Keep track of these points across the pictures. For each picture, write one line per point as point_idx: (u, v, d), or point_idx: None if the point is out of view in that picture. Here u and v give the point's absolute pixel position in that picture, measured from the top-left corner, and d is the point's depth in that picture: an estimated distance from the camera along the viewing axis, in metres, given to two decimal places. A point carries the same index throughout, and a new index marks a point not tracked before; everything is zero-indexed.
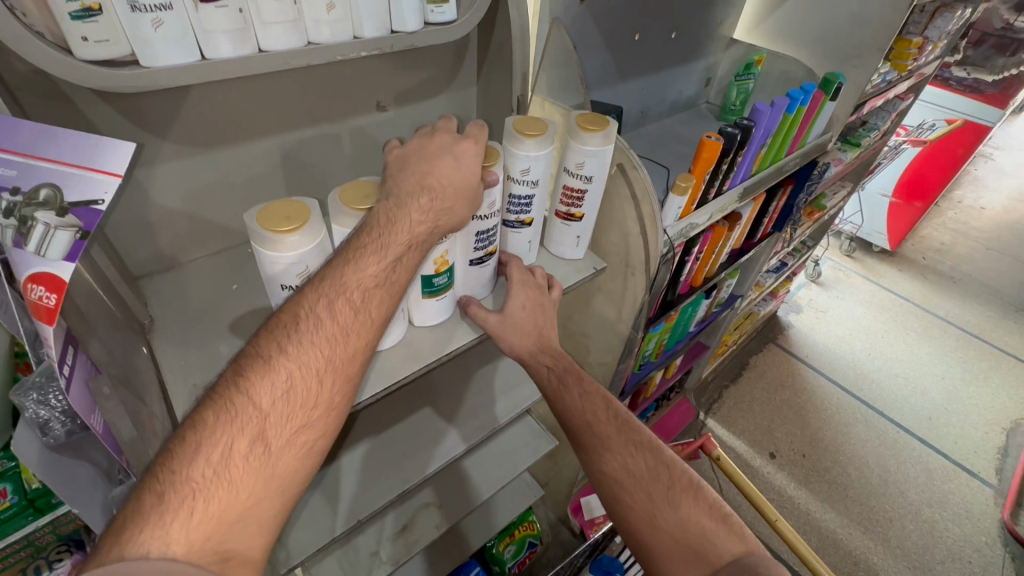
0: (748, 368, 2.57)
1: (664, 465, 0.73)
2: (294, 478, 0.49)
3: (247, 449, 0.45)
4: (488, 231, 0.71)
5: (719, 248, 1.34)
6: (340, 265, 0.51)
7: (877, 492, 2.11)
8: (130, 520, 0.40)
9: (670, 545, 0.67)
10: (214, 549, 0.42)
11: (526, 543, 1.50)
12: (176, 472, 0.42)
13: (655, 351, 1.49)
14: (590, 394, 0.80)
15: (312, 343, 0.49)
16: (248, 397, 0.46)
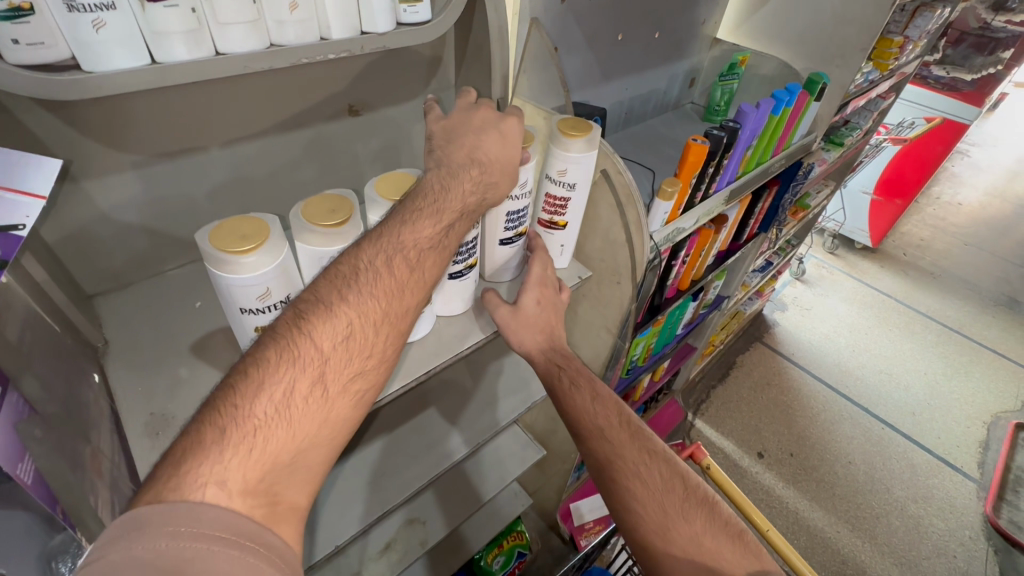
0: (735, 367, 2.57)
1: (678, 476, 0.71)
2: (343, 428, 0.48)
3: (307, 391, 0.45)
4: (468, 242, 0.67)
5: (705, 250, 1.33)
6: (394, 225, 0.53)
7: (864, 490, 2.12)
8: (190, 452, 0.39)
9: (685, 560, 0.65)
10: (266, 491, 0.41)
11: (514, 553, 1.47)
12: (239, 407, 0.41)
13: (643, 356, 1.47)
14: (601, 398, 0.77)
15: (373, 293, 0.49)
16: (310, 339, 0.45)
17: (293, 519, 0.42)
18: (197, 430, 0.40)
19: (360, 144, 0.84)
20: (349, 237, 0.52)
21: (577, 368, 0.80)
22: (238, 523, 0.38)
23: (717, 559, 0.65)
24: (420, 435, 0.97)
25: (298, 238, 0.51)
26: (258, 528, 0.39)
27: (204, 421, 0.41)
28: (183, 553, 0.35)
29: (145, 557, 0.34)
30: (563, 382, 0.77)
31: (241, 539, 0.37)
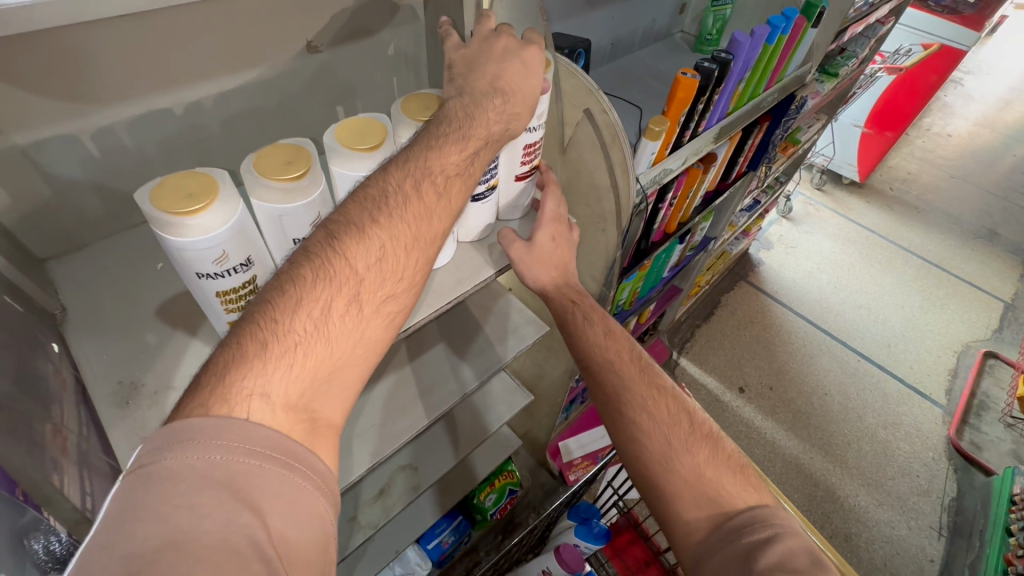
0: (720, 307, 2.60)
1: (685, 413, 0.73)
2: (376, 347, 0.47)
3: (343, 311, 0.44)
4: None
5: (693, 191, 1.29)
6: (422, 150, 0.51)
7: (839, 418, 2.23)
8: (231, 366, 0.39)
9: (682, 494, 0.66)
10: (304, 406, 0.42)
11: (506, 490, 1.54)
12: (278, 322, 0.41)
13: (628, 300, 1.47)
14: (613, 334, 0.80)
15: (405, 217, 0.48)
16: (345, 259, 0.44)
17: (330, 436, 0.44)
18: (237, 344, 0.40)
19: (323, 85, 0.77)
20: (307, 195, 0.48)
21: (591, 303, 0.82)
22: (286, 443, 0.39)
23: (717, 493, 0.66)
24: None
25: (253, 195, 0.47)
26: (302, 448, 0.40)
27: (245, 333, 0.40)
28: (236, 466, 0.36)
29: (200, 466, 0.35)
30: (581, 316, 0.80)
31: (289, 457, 0.39)
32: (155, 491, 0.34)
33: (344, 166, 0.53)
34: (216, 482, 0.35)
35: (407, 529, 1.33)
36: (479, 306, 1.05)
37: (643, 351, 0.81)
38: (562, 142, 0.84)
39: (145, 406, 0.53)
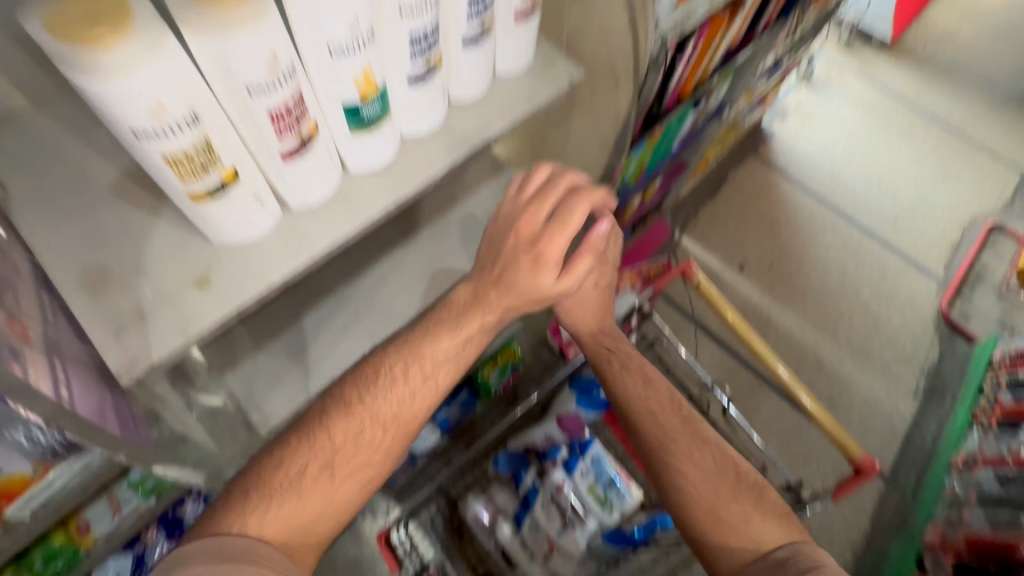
0: (728, 183, 2.49)
1: (733, 467, 0.88)
2: (343, 507, 0.77)
3: (315, 472, 0.75)
4: (422, 36, 0.61)
5: (715, 45, 1.14)
6: (414, 345, 0.83)
7: (834, 293, 2.26)
8: (241, 498, 0.72)
9: (703, 504, 0.85)
10: (285, 542, 0.71)
11: (509, 367, 1.60)
12: (266, 478, 0.74)
13: (635, 175, 1.38)
14: (653, 383, 1.00)
15: (392, 385, 0.80)
16: (326, 436, 0.77)
17: (308, 552, 0.74)
18: (251, 478, 0.74)
19: None
20: (238, 27, 0.47)
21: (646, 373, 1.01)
22: (250, 546, 0.67)
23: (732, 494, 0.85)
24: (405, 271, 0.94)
25: (183, 24, 0.47)
26: (264, 550, 0.68)
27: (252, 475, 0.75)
28: (220, 546, 0.66)
29: (210, 549, 0.65)
30: (633, 379, 1.00)
31: (253, 559, 0.66)
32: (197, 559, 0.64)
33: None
34: (218, 556, 0.64)
35: None
36: None
37: (686, 403, 0.98)
38: None
39: None
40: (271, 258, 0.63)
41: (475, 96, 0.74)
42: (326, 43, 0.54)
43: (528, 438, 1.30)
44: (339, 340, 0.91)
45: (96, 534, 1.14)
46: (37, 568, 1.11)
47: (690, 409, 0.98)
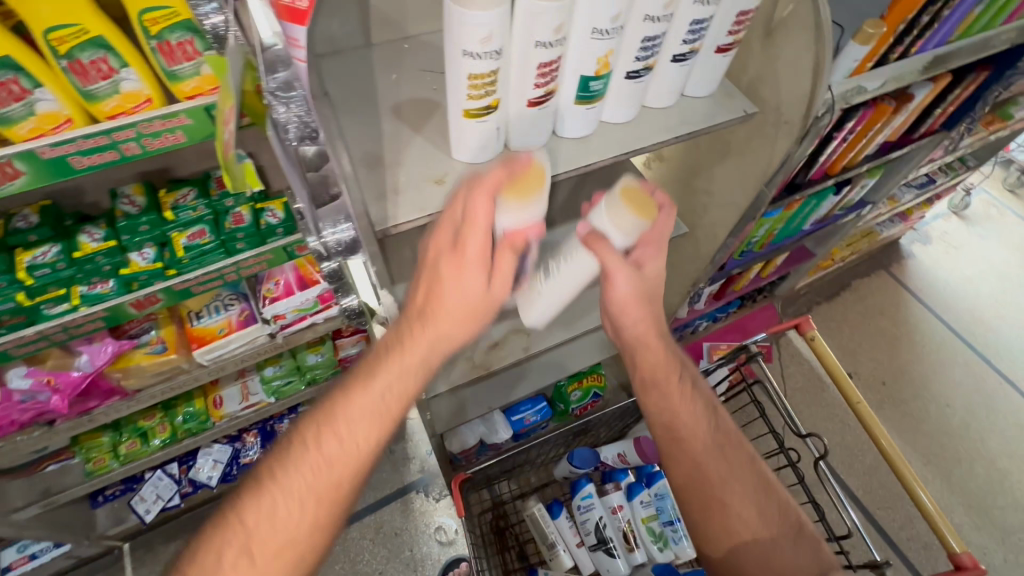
0: (850, 289, 2.39)
1: (780, 506, 0.79)
2: (314, 530, 0.63)
3: (261, 532, 0.61)
4: (702, 23, 0.64)
5: (873, 134, 1.15)
6: (373, 389, 0.65)
7: (954, 432, 2.05)
8: (201, 546, 0.62)
9: (755, 556, 0.75)
10: (273, 554, 0.61)
11: (591, 392, 1.65)
12: (230, 526, 0.62)
13: (762, 240, 1.42)
14: (699, 423, 0.83)
15: (338, 445, 0.64)
16: (239, 519, 0.62)
17: (288, 559, 0.62)
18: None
19: None
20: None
21: (677, 379, 0.85)
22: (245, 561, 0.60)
23: (781, 541, 0.76)
24: (547, 249, 1.00)
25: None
26: (241, 542, 0.61)
27: (203, 546, 0.61)
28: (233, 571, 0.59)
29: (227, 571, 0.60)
30: (663, 377, 0.84)
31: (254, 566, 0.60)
32: (207, 544, 0.61)
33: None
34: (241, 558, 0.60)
35: (500, 393, 1.50)
36: None
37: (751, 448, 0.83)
38: (769, 23, 0.77)
39: (384, 171, 0.64)
40: None
41: (702, 94, 0.77)
42: (642, 13, 0.59)
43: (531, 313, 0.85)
44: None
45: (225, 412, 1.36)
46: (176, 423, 1.32)
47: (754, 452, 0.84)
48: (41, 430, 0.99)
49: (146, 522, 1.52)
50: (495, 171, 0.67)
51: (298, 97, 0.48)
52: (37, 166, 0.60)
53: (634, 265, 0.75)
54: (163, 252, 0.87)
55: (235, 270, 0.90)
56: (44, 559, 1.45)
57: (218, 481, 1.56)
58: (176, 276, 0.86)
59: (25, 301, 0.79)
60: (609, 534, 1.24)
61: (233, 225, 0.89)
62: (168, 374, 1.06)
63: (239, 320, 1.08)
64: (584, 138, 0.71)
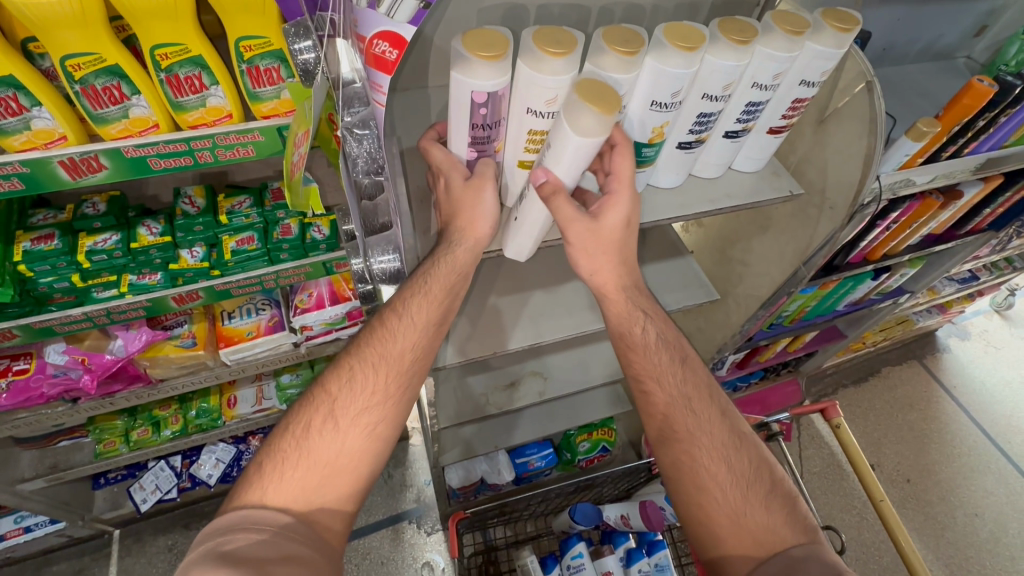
0: (878, 376, 2.31)
1: (765, 464, 0.70)
2: (389, 414, 0.65)
3: (336, 411, 0.63)
4: (758, 105, 0.66)
5: (918, 225, 1.13)
6: (420, 274, 0.65)
7: (980, 546, 1.92)
8: (281, 429, 0.64)
9: (724, 515, 0.66)
10: (352, 427, 0.63)
11: (600, 445, 1.62)
12: (309, 404, 0.64)
13: (792, 316, 1.39)
14: (669, 373, 0.74)
15: (404, 324, 0.66)
16: (324, 394, 0.65)
17: (362, 432, 0.63)
18: (275, 448, 0.61)
19: None
20: (636, 70, 0.56)
21: (643, 331, 0.73)
22: (317, 434, 0.62)
23: (754, 500, 0.66)
24: (577, 298, 1.02)
25: (590, 59, 0.55)
26: (315, 421, 0.62)
27: (293, 421, 0.63)
28: (311, 447, 0.61)
29: (307, 445, 0.61)
30: (626, 328, 0.73)
31: (333, 438, 0.62)
32: (288, 425, 0.63)
33: (716, 54, 0.58)
34: (319, 439, 0.62)
35: (507, 433, 1.49)
36: (664, 254, 1.10)
37: (723, 393, 0.75)
38: (824, 110, 0.79)
39: None
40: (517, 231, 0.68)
41: (750, 170, 0.78)
42: (702, 91, 0.61)
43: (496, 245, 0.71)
44: (512, 328, 0.96)
45: (237, 413, 1.38)
46: (189, 416, 1.35)
47: (727, 399, 0.76)
48: (64, 406, 1.02)
49: (141, 511, 1.52)
50: None
51: (374, 137, 0.51)
52: (120, 164, 0.65)
53: (593, 217, 0.63)
54: (211, 253, 0.92)
55: (274, 278, 0.94)
56: (37, 534, 1.45)
57: (216, 480, 1.56)
58: (219, 277, 0.91)
59: (79, 283, 0.84)
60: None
61: (280, 235, 0.92)
62: (193, 368, 1.09)
63: (268, 325, 1.11)
64: None
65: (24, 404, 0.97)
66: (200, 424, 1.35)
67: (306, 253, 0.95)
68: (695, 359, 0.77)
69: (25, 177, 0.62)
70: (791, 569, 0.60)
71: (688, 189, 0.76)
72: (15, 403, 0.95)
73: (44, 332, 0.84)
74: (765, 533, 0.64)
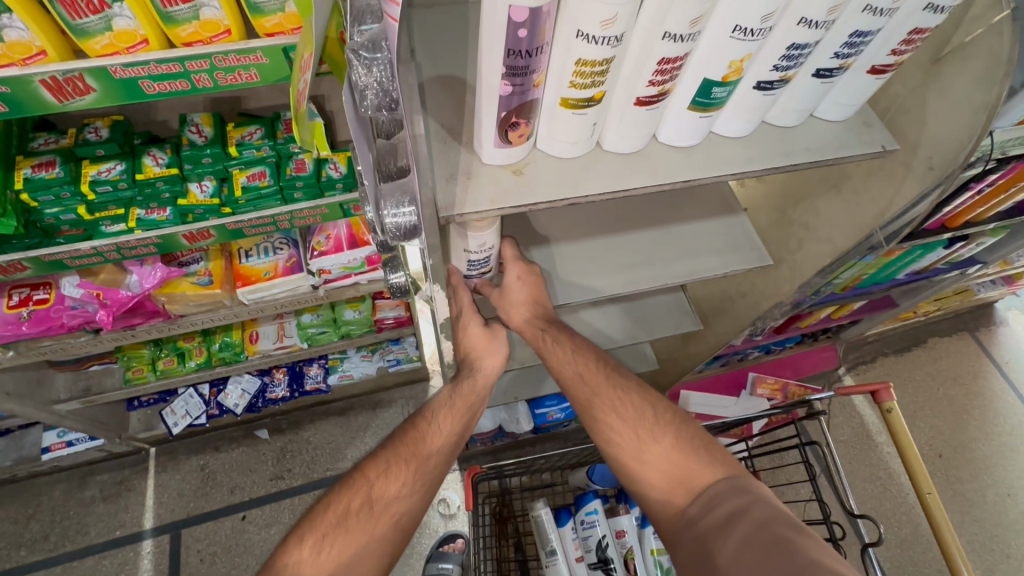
0: (923, 346, 2.18)
1: (663, 413, 0.82)
2: (413, 493, 0.81)
3: (371, 492, 0.80)
4: (866, 36, 0.53)
5: (1015, 190, 0.98)
6: (451, 391, 0.90)
7: (1008, 525, 1.87)
8: (325, 500, 0.80)
9: (636, 462, 0.78)
10: (382, 506, 0.79)
11: None
12: (352, 480, 0.82)
13: (846, 284, 1.27)
14: (567, 356, 0.88)
15: (433, 425, 0.88)
16: (362, 473, 0.82)
17: (390, 512, 0.79)
18: (318, 523, 0.76)
19: None
20: None
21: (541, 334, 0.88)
22: (354, 506, 0.78)
23: (656, 441, 0.78)
24: (613, 256, 0.94)
25: None
26: (355, 494, 0.80)
27: (337, 499, 0.79)
28: (352, 515, 0.77)
29: (347, 511, 0.77)
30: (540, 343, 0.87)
31: (367, 509, 0.78)
32: (334, 496, 0.80)
33: None
34: (357, 508, 0.78)
35: None
36: (714, 211, 0.98)
37: (615, 365, 0.89)
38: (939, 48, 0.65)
39: (458, 148, 0.58)
40: (553, 182, 0.59)
41: (836, 118, 0.66)
42: (800, 14, 0.48)
43: (532, 200, 0.57)
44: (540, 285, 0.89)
45: (259, 349, 1.38)
46: (212, 350, 1.35)
47: (621, 369, 0.89)
48: (87, 336, 1.02)
49: (173, 433, 1.59)
50: (576, 171, 0.60)
51: (386, 65, 0.41)
52: (109, 85, 0.58)
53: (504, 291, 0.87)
54: (221, 188, 0.86)
55: (288, 218, 0.88)
56: (78, 448, 1.53)
57: (242, 410, 1.60)
58: (230, 215, 0.85)
59: (85, 215, 0.80)
60: (610, 555, 1.19)
61: (294, 172, 0.85)
62: (211, 306, 1.07)
63: (285, 266, 1.06)
64: (685, 148, 0.63)
65: (47, 333, 0.97)
66: (223, 359, 1.36)
67: (321, 193, 0.88)
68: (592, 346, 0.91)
69: (6, 98, 0.56)
70: (703, 494, 0.70)
71: (758, 138, 0.64)
72: (38, 332, 0.95)
73: (55, 265, 0.81)
74: (669, 465, 0.75)
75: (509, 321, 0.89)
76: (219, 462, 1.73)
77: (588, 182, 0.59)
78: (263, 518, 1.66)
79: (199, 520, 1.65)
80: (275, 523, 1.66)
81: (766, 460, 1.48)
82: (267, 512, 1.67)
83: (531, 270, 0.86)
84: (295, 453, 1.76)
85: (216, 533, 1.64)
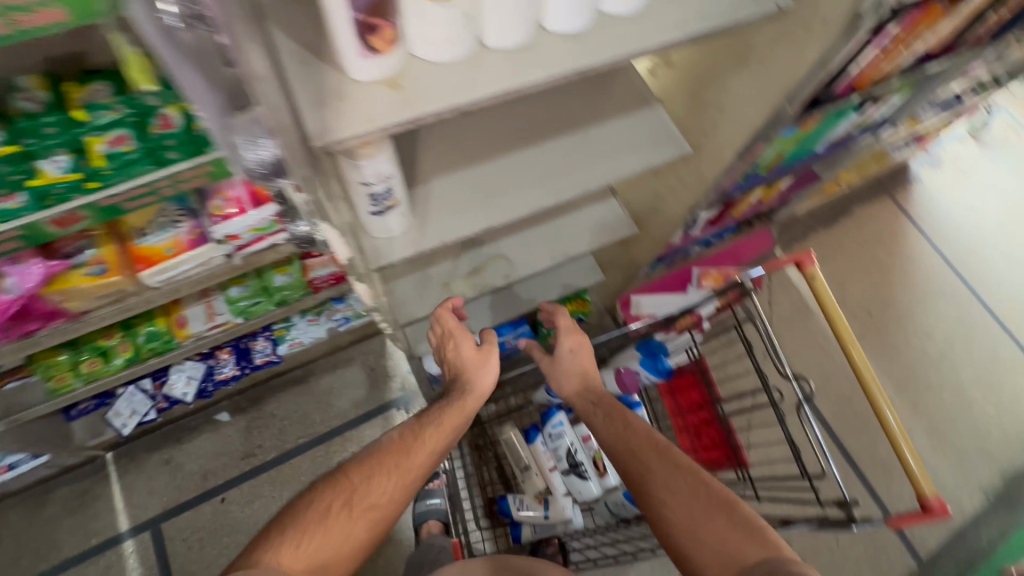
0: (848, 215, 2.30)
1: (704, 484, 0.84)
2: (390, 495, 0.90)
3: (350, 494, 0.88)
4: None
5: (914, 40, 0.99)
6: (439, 412, 1.02)
7: (928, 362, 2.09)
8: (308, 498, 0.87)
9: (686, 538, 0.80)
10: (361, 506, 0.87)
11: (575, 318, 1.63)
12: (334, 483, 0.89)
13: (769, 163, 1.29)
14: (628, 426, 0.98)
15: (418, 437, 0.98)
16: (345, 476, 0.90)
17: (369, 511, 0.87)
18: (298, 522, 0.83)
19: None
20: None
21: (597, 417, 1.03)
22: (332, 508, 0.85)
23: (703, 515, 0.80)
24: (532, 168, 0.90)
25: None
26: (335, 496, 0.87)
27: (319, 498, 0.87)
28: (331, 514, 0.84)
29: (327, 511, 0.85)
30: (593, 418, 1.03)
31: (346, 508, 0.86)
32: (315, 497, 0.87)
33: None
34: (335, 507, 0.85)
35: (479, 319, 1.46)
36: (628, 106, 0.95)
37: (664, 438, 0.95)
38: None
39: (323, 68, 0.52)
40: (436, 91, 0.53)
41: None
42: None
43: (416, 113, 0.52)
44: (462, 212, 0.86)
45: (190, 332, 1.30)
46: (139, 343, 1.26)
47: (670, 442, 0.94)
48: None
49: (125, 434, 1.53)
50: (460, 75, 0.54)
51: None
52: None
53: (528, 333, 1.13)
54: (80, 160, 0.74)
55: (170, 184, 0.78)
56: (23, 469, 1.45)
57: (193, 397, 1.55)
58: (99, 189, 0.74)
59: None
60: (580, 458, 1.25)
61: (159, 129, 0.74)
62: (116, 296, 0.98)
63: (188, 240, 0.97)
64: (574, 36, 0.58)
65: None
66: (155, 349, 1.28)
67: (200, 148, 0.77)
68: (640, 422, 0.99)
69: None
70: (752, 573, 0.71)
71: (651, 11, 0.60)
72: None
73: None
74: (721, 544, 0.77)
75: (561, 388, 1.13)
76: (184, 452, 1.69)
77: (474, 86, 0.54)
78: (242, 496, 1.66)
79: (177, 511, 1.63)
80: (256, 498, 1.66)
81: (715, 345, 1.57)
82: (246, 490, 1.67)
83: (581, 342, 1.14)
84: (261, 428, 1.74)
85: (198, 520, 1.63)
